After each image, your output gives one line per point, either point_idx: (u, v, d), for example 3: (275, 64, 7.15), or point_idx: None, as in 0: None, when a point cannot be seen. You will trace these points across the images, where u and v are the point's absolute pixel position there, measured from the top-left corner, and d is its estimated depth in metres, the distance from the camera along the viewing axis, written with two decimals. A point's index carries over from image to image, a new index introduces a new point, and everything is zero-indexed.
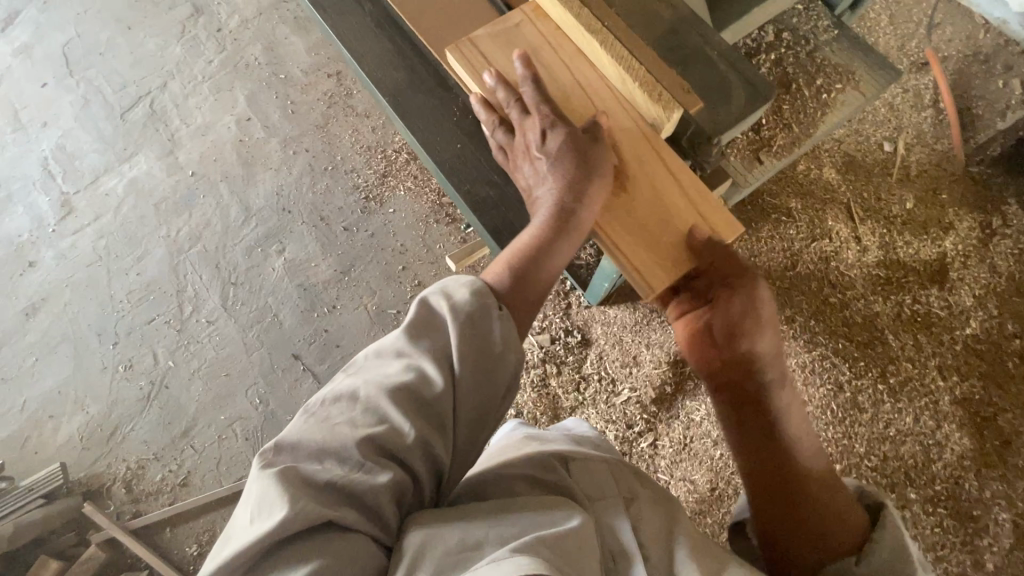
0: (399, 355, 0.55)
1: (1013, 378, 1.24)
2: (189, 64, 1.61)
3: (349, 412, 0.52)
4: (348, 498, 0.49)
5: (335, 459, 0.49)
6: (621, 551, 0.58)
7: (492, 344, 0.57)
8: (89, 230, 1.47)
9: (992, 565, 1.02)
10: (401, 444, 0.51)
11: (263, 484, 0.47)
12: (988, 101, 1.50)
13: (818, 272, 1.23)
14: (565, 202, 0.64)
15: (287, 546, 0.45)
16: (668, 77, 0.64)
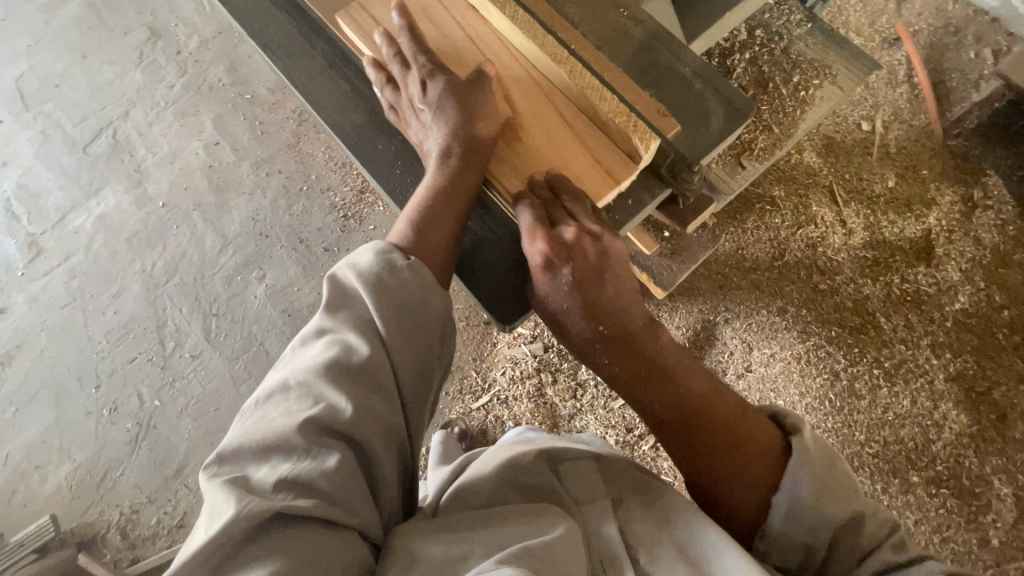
0: (321, 336, 0.60)
1: (1005, 350, 1.25)
2: (150, 91, 1.56)
3: (283, 400, 0.56)
4: (298, 486, 0.52)
5: (279, 454, 0.53)
6: (609, 557, 0.58)
7: (416, 308, 0.61)
8: (60, 270, 1.42)
9: (998, 541, 1.02)
10: (341, 420, 0.54)
11: (215, 487, 0.52)
12: (961, 72, 1.50)
13: (806, 259, 1.22)
14: (454, 155, 0.66)
15: (252, 544, 0.49)
16: (643, 103, 0.62)
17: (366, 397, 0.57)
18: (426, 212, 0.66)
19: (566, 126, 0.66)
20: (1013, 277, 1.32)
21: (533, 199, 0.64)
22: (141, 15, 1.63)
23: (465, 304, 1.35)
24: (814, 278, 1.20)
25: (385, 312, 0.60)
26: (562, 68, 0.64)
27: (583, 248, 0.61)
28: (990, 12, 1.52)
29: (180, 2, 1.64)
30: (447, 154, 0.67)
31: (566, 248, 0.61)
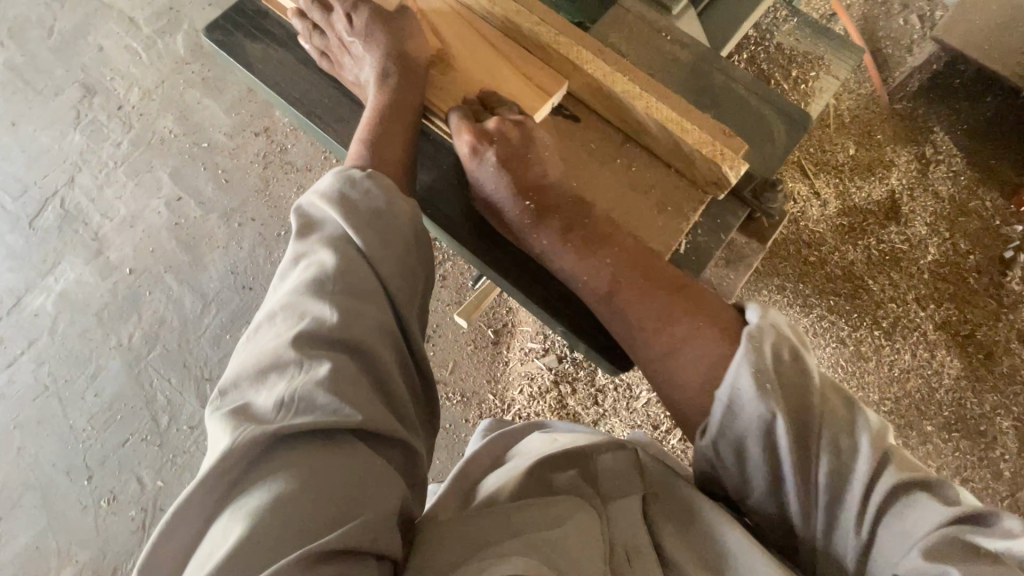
0: (298, 260, 0.61)
1: (979, 292, 1.34)
2: (95, 152, 1.45)
3: (272, 324, 0.56)
4: (299, 404, 0.50)
5: (275, 374, 0.52)
6: (636, 550, 0.56)
7: (386, 217, 0.63)
8: (25, 358, 1.30)
9: (1010, 472, 1.10)
10: (330, 324, 0.55)
11: (215, 419, 0.50)
12: (895, 39, 1.60)
13: (792, 235, 1.26)
14: (392, 76, 0.73)
15: (252, 472, 0.47)
16: (712, 129, 0.69)
17: (350, 303, 0.57)
18: (379, 129, 0.70)
19: (491, 45, 0.76)
20: (973, 223, 1.42)
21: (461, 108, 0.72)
22: (71, 72, 1.52)
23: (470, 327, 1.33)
24: (804, 255, 1.25)
25: (359, 226, 0.62)
26: (637, 105, 0.70)
27: (503, 131, 0.68)
28: None
29: (112, 53, 1.53)
30: (385, 77, 0.73)
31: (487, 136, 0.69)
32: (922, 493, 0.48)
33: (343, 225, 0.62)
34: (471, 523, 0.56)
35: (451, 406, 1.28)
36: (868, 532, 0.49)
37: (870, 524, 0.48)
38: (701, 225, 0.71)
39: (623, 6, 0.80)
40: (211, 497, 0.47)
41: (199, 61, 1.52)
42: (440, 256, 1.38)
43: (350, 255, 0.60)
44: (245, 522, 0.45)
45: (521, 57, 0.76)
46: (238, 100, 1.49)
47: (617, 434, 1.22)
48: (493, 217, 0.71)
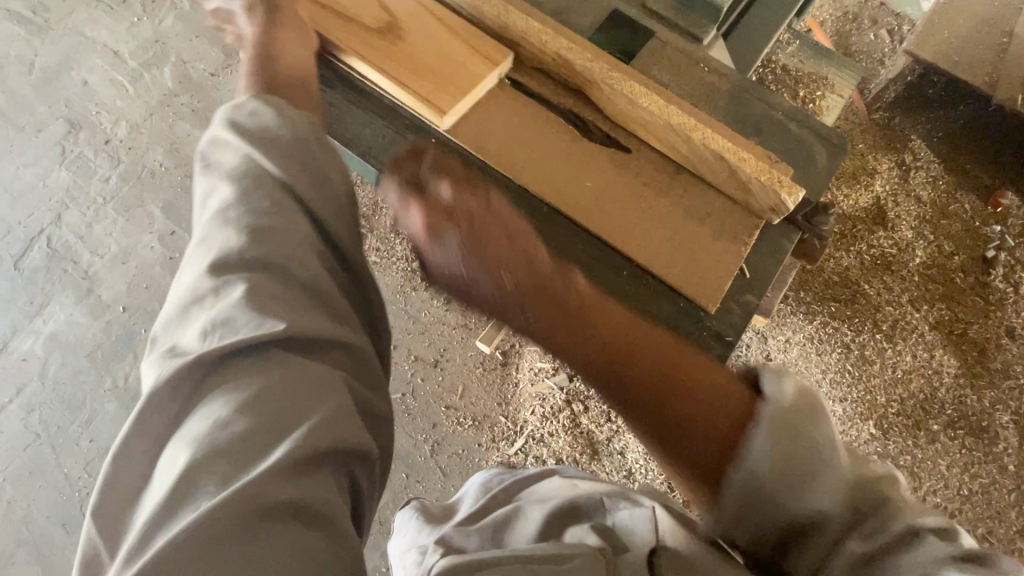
0: (211, 188, 0.55)
1: (966, 291, 1.39)
2: (82, 188, 1.42)
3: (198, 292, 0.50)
4: (223, 330, 0.46)
5: (191, 300, 0.48)
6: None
7: (285, 139, 0.57)
8: (14, 406, 1.25)
9: (1013, 465, 1.14)
10: (236, 246, 0.50)
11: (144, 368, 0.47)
12: (867, 53, 1.68)
13: None
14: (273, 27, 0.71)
15: (194, 405, 0.45)
16: (772, 162, 0.69)
17: (267, 222, 0.52)
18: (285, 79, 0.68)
19: (449, 26, 0.76)
20: (955, 225, 1.47)
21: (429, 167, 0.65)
22: (54, 107, 1.48)
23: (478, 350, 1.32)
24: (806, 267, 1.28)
25: (272, 154, 0.56)
26: (698, 138, 0.70)
27: (464, 205, 0.62)
28: None
29: (97, 87, 1.50)
30: (265, 24, 0.72)
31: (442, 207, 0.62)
32: (901, 523, 0.37)
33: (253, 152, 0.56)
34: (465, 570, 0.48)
35: (463, 431, 1.27)
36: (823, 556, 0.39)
37: (838, 544, 0.38)
38: (758, 250, 0.72)
39: (660, 38, 0.83)
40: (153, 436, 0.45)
41: (188, 92, 1.50)
42: None
43: (253, 178, 0.54)
44: (186, 459, 0.42)
45: (476, 40, 0.76)
46: None
47: (631, 450, 1.23)
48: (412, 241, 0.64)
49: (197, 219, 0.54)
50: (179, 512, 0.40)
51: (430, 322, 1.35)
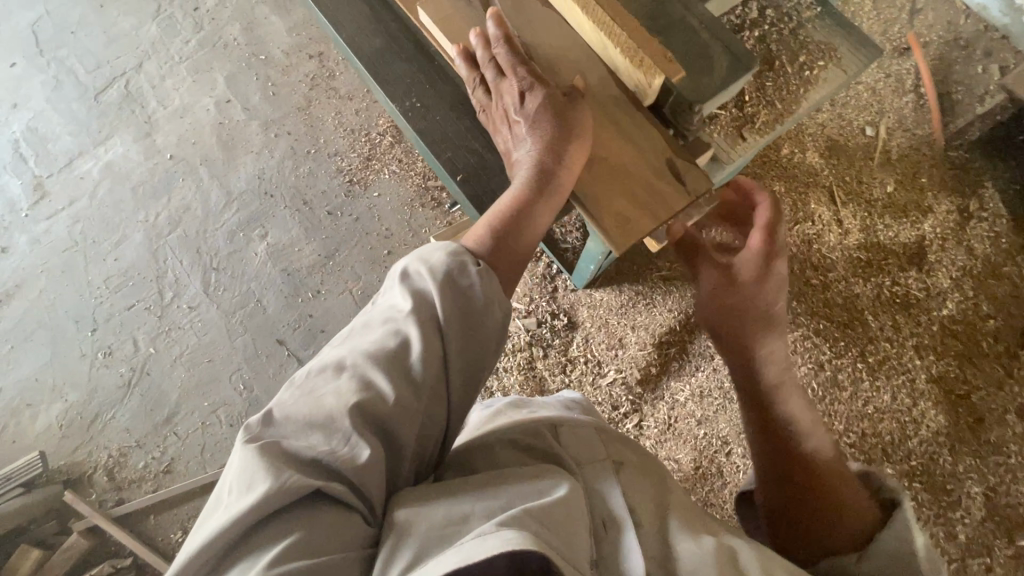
0: (329, 392, 0.56)
1: (987, 357, 1.28)
2: (164, 44, 1.57)
3: (334, 377, 0.57)
4: (332, 472, 0.53)
5: (321, 435, 0.53)
6: (611, 518, 0.62)
7: (472, 303, 0.63)
8: (64, 214, 1.43)
9: (965, 536, 1.06)
10: (385, 405, 0.56)
11: (246, 453, 0.51)
12: (968, 85, 1.52)
13: (801, 254, 1.27)
14: (547, 163, 0.71)
15: (266, 527, 0.49)
16: (649, 46, 0.70)
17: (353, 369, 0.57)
18: (510, 213, 0.70)
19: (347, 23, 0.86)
20: (1002, 288, 1.35)
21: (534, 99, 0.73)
22: None
23: None
24: (815, 284, 1.24)
25: (342, 348, 0.60)
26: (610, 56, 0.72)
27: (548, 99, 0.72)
28: (1001, 30, 1.55)
29: None
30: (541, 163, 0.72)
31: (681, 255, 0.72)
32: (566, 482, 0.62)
33: (313, 396, 0.56)
34: (392, 348, 0.59)
35: None
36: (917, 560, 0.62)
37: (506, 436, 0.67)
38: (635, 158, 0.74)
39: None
40: (287, 451, 0.52)
41: None
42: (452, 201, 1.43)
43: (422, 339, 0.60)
44: (267, 474, 0.50)
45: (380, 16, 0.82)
46: (302, 23, 1.58)
47: None
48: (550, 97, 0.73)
49: (283, 406, 0.56)
50: (288, 531, 0.49)
51: (427, 239, 1.41)
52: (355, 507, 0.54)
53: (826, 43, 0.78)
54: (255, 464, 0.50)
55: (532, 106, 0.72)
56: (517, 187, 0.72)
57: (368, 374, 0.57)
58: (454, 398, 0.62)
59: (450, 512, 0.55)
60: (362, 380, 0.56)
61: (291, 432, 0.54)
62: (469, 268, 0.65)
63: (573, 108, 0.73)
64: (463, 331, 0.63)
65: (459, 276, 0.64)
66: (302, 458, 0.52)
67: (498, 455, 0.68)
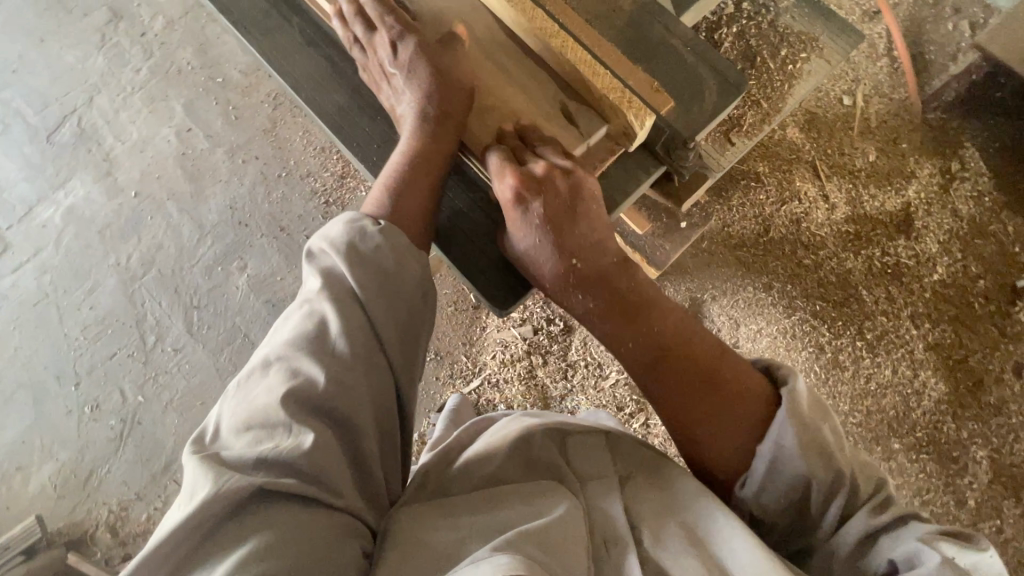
0: (262, 383, 0.58)
1: (980, 318, 1.29)
2: (114, 76, 1.49)
3: (262, 376, 0.59)
4: (278, 465, 0.53)
5: (262, 426, 0.55)
6: (614, 538, 0.60)
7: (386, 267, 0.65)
8: (30, 265, 1.37)
9: (975, 501, 1.08)
10: (317, 388, 0.57)
11: (192, 464, 0.53)
12: (940, 44, 1.51)
13: (791, 235, 1.26)
14: (431, 109, 0.71)
15: (229, 525, 0.50)
16: (636, 79, 0.69)
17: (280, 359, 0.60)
18: (411, 172, 0.71)
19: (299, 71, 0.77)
20: (989, 246, 1.36)
21: (410, 50, 0.72)
22: None
23: (453, 288, 1.35)
24: (810, 266, 1.23)
25: (264, 347, 0.62)
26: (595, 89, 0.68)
27: (422, 46, 0.73)
28: None
29: None
30: (427, 112, 0.72)
31: (535, 183, 0.67)
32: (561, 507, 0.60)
33: (247, 400, 0.58)
34: (311, 327, 0.61)
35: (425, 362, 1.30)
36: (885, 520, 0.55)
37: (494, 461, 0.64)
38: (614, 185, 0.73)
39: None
40: (236, 455, 0.53)
41: None
42: None
43: (342, 308, 0.62)
44: (214, 479, 0.51)
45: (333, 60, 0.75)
46: None
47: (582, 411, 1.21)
48: (421, 44, 0.73)
49: (219, 415, 0.58)
50: (250, 533, 0.50)
51: None
52: (313, 495, 0.53)
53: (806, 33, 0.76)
54: (200, 470, 0.52)
55: (410, 61, 0.72)
56: (411, 145, 0.72)
57: (296, 359, 0.59)
58: (393, 359, 0.64)
59: (448, 547, 0.56)
60: (290, 369, 0.58)
61: (231, 436, 0.55)
62: (369, 231, 0.67)
63: (448, 58, 0.73)
64: (385, 295, 0.65)
65: (361, 243, 0.66)
66: (242, 453, 0.53)
67: (502, 471, 0.64)
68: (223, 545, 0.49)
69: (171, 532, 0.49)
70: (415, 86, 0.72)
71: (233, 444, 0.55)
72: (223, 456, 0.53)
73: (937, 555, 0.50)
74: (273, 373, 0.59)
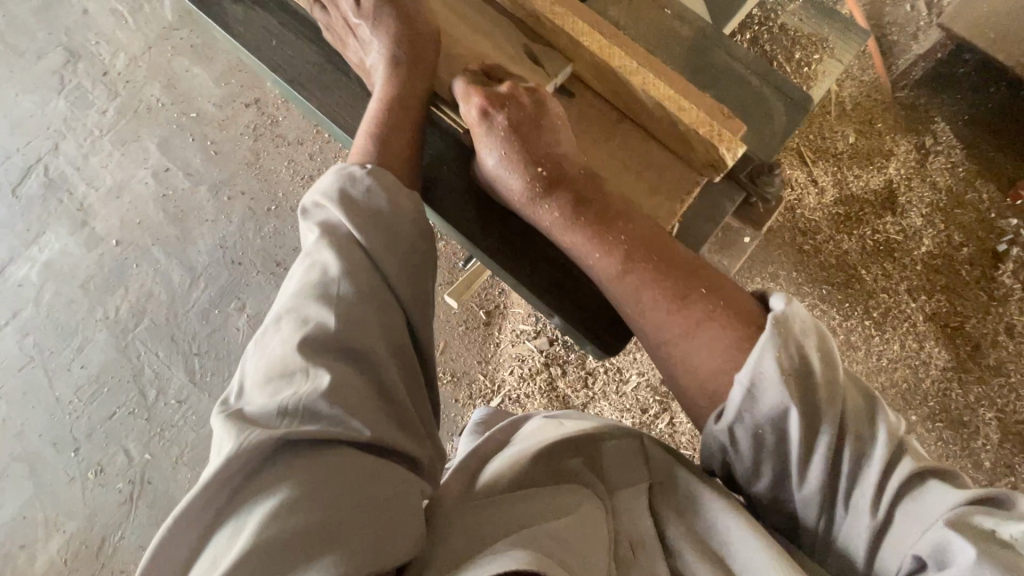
0: (275, 337, 0.54)
1: (969, 284, 1.35)
2: (79, 120, 1.42)
3: (276, 330, 0.55)
4: (305, 411, 0.49)
5: (281, 377, 0.51)
6: (640, 543, 0.55)
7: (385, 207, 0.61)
8: (10, 329, 1.29)
9: (989, 461, 1.15)
10: (331, 329, 0.53)
11: (219, 423, 0.49)
12: (901, 25, 1.57)
13: (789, 223, 1.29)
14: (400, 48, 0.70)
15: (262, 475, 0.46)
16: (706, 105, 0.64)
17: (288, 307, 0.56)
18: (394, 113, 0.68)
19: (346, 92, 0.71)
20: (968, 215, 1.42)
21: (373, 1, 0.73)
22: (53, 36, 1.47)
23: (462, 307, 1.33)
24: (815, 255, 1.27)
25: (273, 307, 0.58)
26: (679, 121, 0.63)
27: None
28: None
29: (97, 16, 1.48)
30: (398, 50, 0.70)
31: (498, 97, 0.66)
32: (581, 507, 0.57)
33: (262, 362, 0.53)
34: (315, 272, 0.58)
35: (442, 386, 1.29)
36: (884, 515, 0.49)
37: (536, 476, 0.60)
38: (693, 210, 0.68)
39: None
40: (257, 411, 0.49)
41: (186, 27, 1.47)
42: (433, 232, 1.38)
43: (346, 251, 0.59)
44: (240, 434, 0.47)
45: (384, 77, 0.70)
46: (229, 69, 1.45)
47: (606, 417, 1.21)
48: None
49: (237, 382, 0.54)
50: (276, 487, 0.45)
51: None
52: (344, 438, 0.49)
53: (818, 33, 0.82)
54: (226, 430, 0.48)
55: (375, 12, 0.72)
56: (388, 86, 0.69)
57: (305, 307, 0.55)
58: (402, 299, 0.60)
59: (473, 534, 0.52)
60: (299, 318, 0.54)
61: (252, 392, 0.51)
62: (360, 174, 0.62)
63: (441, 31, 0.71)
64: (387, 234, 0.61)
65: (354, 189, 0.62)
66: (263, 408, 0.49)
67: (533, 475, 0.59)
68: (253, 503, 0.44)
69: (195, 493, 0.45)
70: (382, 32, 0.71)
71: (252, 402, 0.50)
72: (244, 414, 0.49)
73: (973, 548, 0.43)
74: (284, 324, 0.55)
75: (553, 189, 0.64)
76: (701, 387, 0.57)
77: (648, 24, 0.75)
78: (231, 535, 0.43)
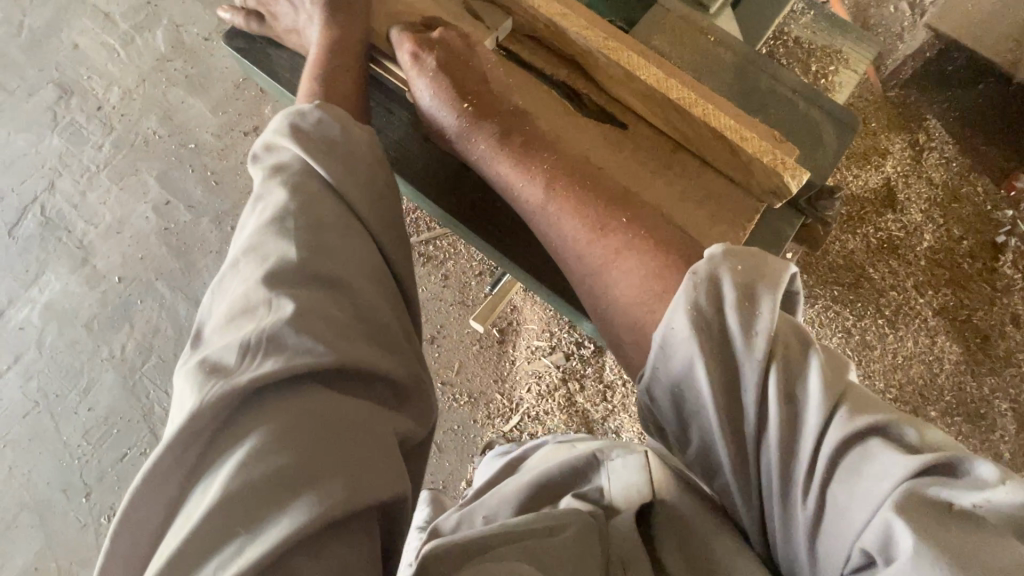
0: (230, 274, 0.48)
1: (973, 277, 1.37)
2: (75, 156, 1.39)
3: (233, 271, 0.48)
4: (267, 343, 0.43)
5: (240, 318, 0.45)
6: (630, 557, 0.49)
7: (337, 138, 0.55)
8: (13, 373, 1.26)
9: (1008, 453, 1.16)
10: (289, 259, 0.47)
11: (181, 378, 0.43)
12: (887, 26, 1.61)
13: None
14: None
15: (236, 421, 0.41)
16: (761, 133, 0.64)
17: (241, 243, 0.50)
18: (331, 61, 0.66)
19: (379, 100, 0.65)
20: (965, 208, 1.45)
21: None
22: (44, 72, 1.45)
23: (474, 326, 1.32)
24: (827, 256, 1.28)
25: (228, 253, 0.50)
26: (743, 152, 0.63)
27: None
28: None
29: (88, 51, 1.46)
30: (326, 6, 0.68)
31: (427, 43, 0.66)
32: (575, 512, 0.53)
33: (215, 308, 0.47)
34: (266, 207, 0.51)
35: (459, 407, 1.28)
36: (819, 498, 0.40)
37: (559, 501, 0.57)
38: (755, 237, 0.66)
39: (664, 5, 0.77)
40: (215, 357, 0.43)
41: (181, 57, 1.46)
42: (441, 252, 1.37)
43: (302, 185, 0.52)
44: (198, 386, 0.41)
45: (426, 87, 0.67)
46: (225, 97, 1.44)
47: (627, 429, 1.21)
48: None
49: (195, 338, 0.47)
50: (246, 435, 0.40)
51: (427, 298, 1.34)
52: (316, 372, 0.43)
53: (831, 47, 0.93)
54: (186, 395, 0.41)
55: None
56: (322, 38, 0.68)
57: (262, 242, 0.48)
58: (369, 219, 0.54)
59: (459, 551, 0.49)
60: (251, 251, 0.48)
61: (211, 337, 0.45)
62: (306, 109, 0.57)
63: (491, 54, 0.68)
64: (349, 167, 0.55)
65: (302, 122, 0.56)
66: (213, 359, 0.43)
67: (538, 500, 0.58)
68: (224, 459, 0.40)
69: (160, 452, 0.41)
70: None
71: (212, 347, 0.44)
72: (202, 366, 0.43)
73: (913, 541, 0.34)
74: (237, 266, 0.48)
75: (483, 121, 0.63)
76: (650, 321, 0.50)
77: (660, 42, 0.76)
78: (201, 494, 0.39)
